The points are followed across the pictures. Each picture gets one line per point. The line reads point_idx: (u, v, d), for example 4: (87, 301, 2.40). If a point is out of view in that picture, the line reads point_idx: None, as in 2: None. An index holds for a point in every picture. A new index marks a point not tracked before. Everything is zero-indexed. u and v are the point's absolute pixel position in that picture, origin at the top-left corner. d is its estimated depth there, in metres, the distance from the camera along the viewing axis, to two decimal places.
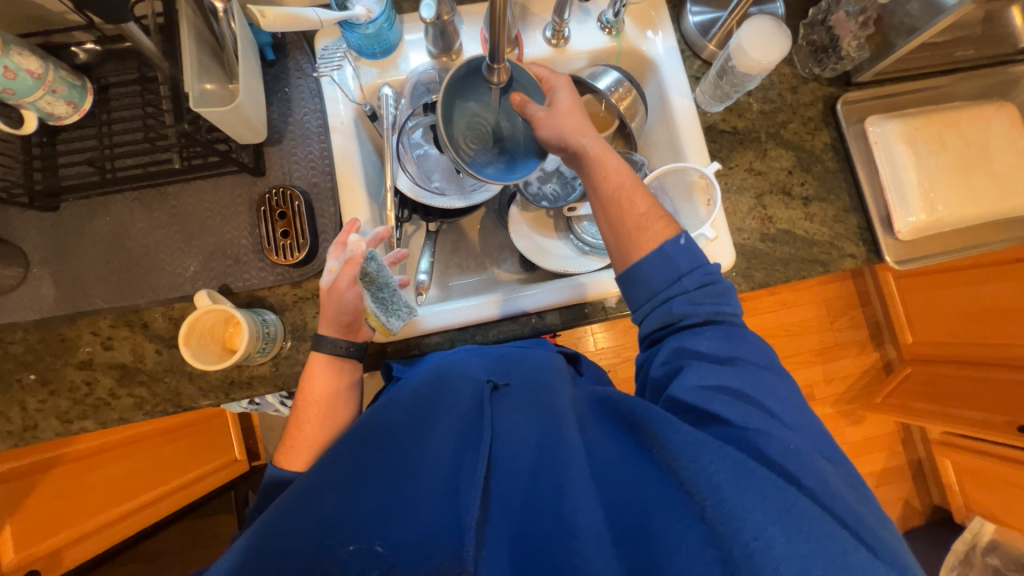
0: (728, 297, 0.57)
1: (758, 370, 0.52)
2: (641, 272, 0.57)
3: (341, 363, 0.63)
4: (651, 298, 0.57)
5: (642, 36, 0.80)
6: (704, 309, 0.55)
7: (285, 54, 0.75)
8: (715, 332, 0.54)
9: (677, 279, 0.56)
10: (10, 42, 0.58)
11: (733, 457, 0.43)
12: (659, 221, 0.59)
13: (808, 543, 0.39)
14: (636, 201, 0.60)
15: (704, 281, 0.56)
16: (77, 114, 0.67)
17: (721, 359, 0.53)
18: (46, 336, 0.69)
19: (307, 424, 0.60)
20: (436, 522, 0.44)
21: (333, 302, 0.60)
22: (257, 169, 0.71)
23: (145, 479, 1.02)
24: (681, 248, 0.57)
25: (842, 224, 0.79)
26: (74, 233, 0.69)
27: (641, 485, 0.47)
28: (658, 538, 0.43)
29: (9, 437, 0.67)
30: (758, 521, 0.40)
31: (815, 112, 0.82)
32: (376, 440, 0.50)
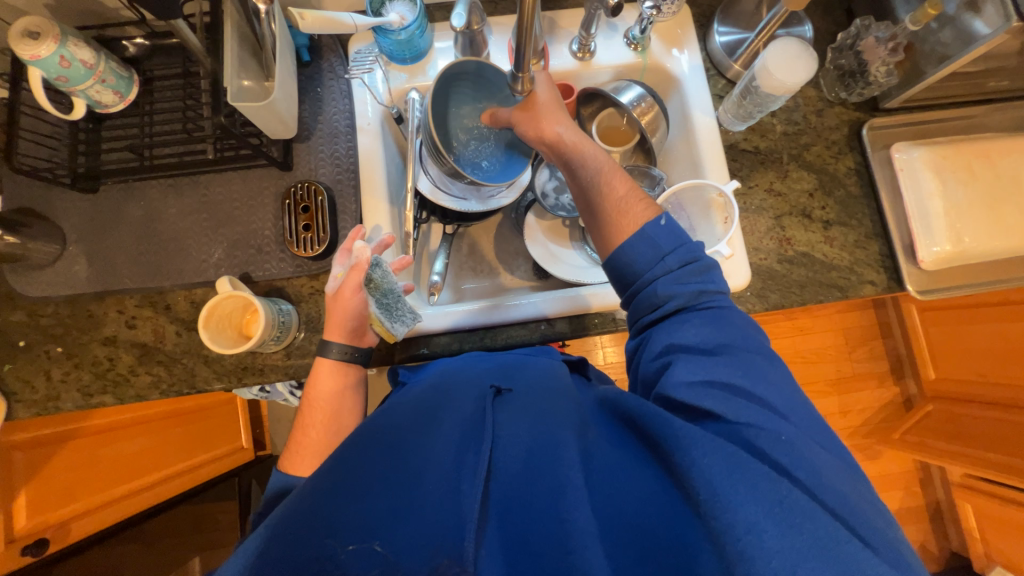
0: (713, 275, 0.57)
1: (748, 355, 0.51)
2: (625, 257, 0.58)
3: (346, 366, 0.64)
4: (633, 283, 0.58)
5: (667, 53, 0.81)
6: (689, 289, 0.55)
7: (320, 56, 0.78)
8: (700, 318, 0.54)
9: (660, 260, 0.57)
10: (68, 34, 0.62)
11: (727, 447, 0.44)
12: (639, 205, 0.60)
13: (800, 536, 0.39)
14: (615, 185, 0.62)
15: (688, 259, 0.57)
16: (123, 104, 0.71)
17: (710, 349, 0.52)
18: (76, 311, 0.72)
19: (313, 430, 0.60)
20: (433, 506, 0.45)
21: (339, 307, 0.63)
22: (285, 164, 0.74)
23: (155, 459, 1.06)
24: (662, 229, 0.58)
25: (863, 250, 0.78)
26: (110, 215, 0.72)
27: (642, 487, 0.47)
28: (653, 538, 0.44)
29: (33, 405, 0.70)
30: (750, 514, 0.40)
31: (840, 136, 0.81)
32: (379, 439, 0.50)
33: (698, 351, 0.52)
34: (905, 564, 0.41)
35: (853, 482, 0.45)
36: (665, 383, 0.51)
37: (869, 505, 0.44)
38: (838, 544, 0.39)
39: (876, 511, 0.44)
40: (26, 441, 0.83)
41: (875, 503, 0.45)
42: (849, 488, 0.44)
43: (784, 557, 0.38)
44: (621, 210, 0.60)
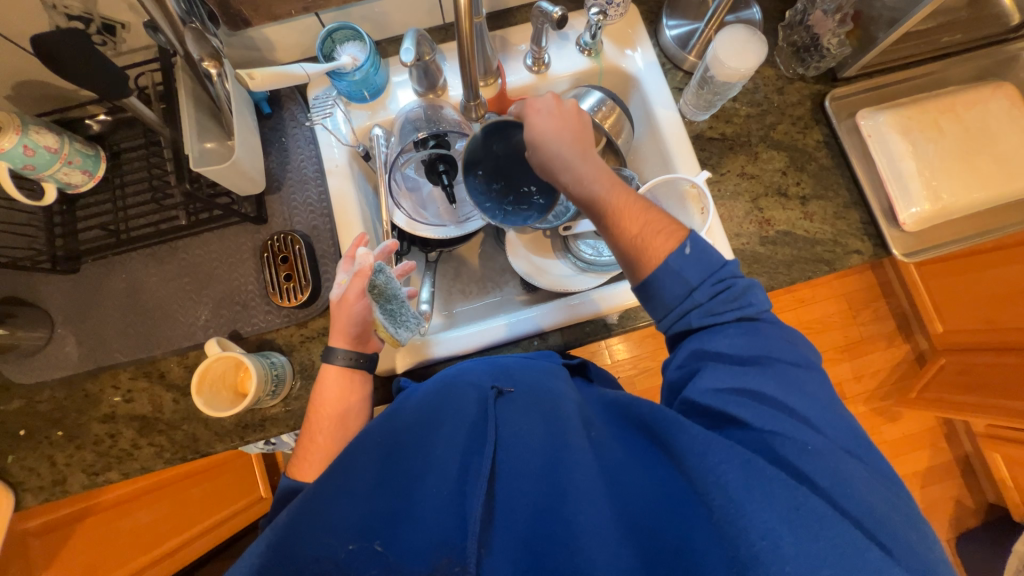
0: (751, 294, 0.53)
1: (786, 367, 0.50)
2: (650, 289, 0.55)
3: (352, 372, 0.62)
4: (666, 315, 0.55)
5: (621, 54, 0.82)
6: (725, 318, 0.52)
7: (281, 106, 0.79)
8: (736, 329, 0.52)
9: (688, 294, 0.53)
10: (28, 122, 0.62)
11: (743, 455, 0.42)
12: (658, 236, 0.55)
13: (818, 543, 0.38)
14: (626, 223, 0.56)
15: (717, 289, 0.53)
16: (92, 181, 0.71)
17: (745, 359, 0.50)
18: (71, 393, 0.72)
19: (320, 436, 0.58)
20: (439, 520, 0.45)
21: (343, 312, 0.61)
22: (259, 218, 0.74)
23: (174, 523, 1.02)
24: (687, 259, 0.53)
25: (844, 220, 0.78)
26: (94, 292, 0.73)
27: (651, 482, 0.47)
28: (667, 538, 0.43)
29: (41, 491, 0.70)
30: (764, 521, 0.39)
31: (804, 111, 0.82)
32: (385, 447, 0.48)
33: (733, 363, 0.50)
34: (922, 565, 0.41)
35: (863, 473, 0.44)
36: (694, 390, 0.50)
37: (883, 497, 0.43)
38: (854, 551, 0.38)
39: (889, 502, 0.43)
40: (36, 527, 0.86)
41: (903, 509, 0.43)
42: (876, 498, 0.43)
43: (801, 568, 0.37)
44: (638, 250, 0.55)
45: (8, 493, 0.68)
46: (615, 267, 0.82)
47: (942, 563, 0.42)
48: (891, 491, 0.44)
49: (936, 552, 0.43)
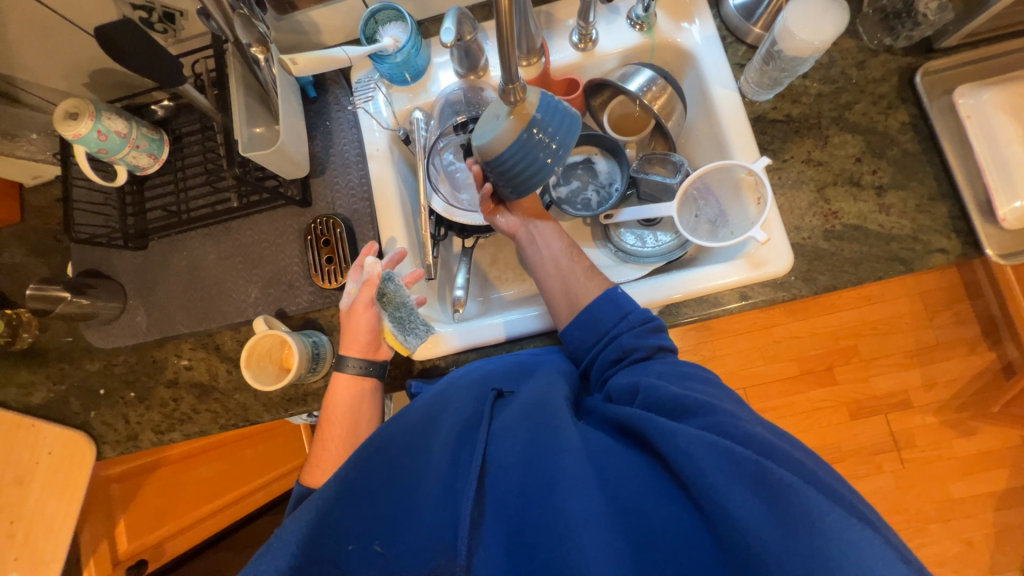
0: (663, 334, 0.59)
1: (706, 382, 0.52)
2: (591, 316, 0.62)
3: (362, 380, 0.65)
4: (601, 338, 0.61)
5: (676, 28, 0.75)
6: (649, 342, 0.57)
7: (325, 90, 0.80)
8: (664, 363, 0.55)
9: (622, 318, 0.60)
10: (101, 109, 0.68)
11: (709, 437, 0.43)
12: (592, 281, 0.66)
13: (786, 512, 0.39)
14: (574, 265, 0.68)
15: (645, 320, 0.60)
16: (157, 164, 0.76)
17: (678, 373, 0.53)
18: (143, 359, 0.79)
19: (330, 442, 0.62)
20: (433, 505, 0.45)
21: (354, 321, 0.65)
22: (304, 201, 0.76)
23: (229, 483, 1.11)
24: (624, 295, 0.62)
25: (928, 214, 0.69)
26: (160, 267, 0.79)
27: (639, 474, 0.45)
28: (654, 535, 0.41)
29: (117, 445, 0.78)
30: (736, 497, 0.40)
31: (888, 88, 0.72)
32: (386, 457, 0.48)
33: (667, 367, 0.54)
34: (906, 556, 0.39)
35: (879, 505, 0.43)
36: (645, 392, 0.50)
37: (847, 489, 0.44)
38: (829, 522, 0.38)
39: None
40: (119, 473, 0.94)
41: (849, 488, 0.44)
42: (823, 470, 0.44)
43: (774, 535, 0.38)
44: (572, 295, 0.65)
45: (91, 444, 0.77)
46: (657, 259, 0.78)
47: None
48: None
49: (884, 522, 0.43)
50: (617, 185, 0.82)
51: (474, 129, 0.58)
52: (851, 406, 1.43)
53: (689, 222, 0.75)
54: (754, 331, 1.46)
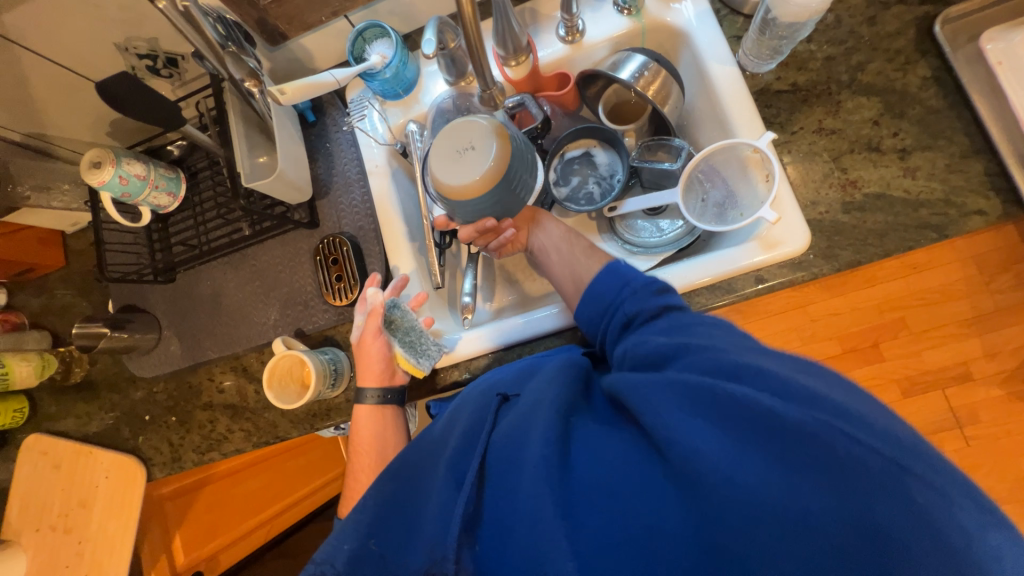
0: (671, 293, 0.55)
1: (704, 326, 0.49)
2: (593, 292, 0.60)
3: (383, 408, 0.67)
4: (607, 309, 0.58)
5: (666, 7, 0.73)
6: (652, 301, 0.54)
7: (323, 113, 0.82)
8: (665, 320, 0.52)
9: (624, 286, 0.57)
10: (121, 155, 0.73)
11: (671, 381, 0.42)
12: (591, 258, 0.66)
13: (760, 446, 0.37)
14: (574, 247, 0.69)
15: (649, 283, 0.56)
16: (176, 202, 0.81)
17: (673, 326, 0.50)
18: (180, 384, 0.84)
19: (361, 475, 0.64)
20: (430, 517, 0.45)
21: (365, 354, 0.68)
22: (312, 223, 0.79)
23: (275, 492, 1.15)
24: (627, 267, 0.60)
25: (960, 174, 0.63)
26: (188, 297, 0.84)
27: (622, 444, 0.43)
28: (633, 502, 0.39)
29: (164, 466, 0.83)
30: (702, 442, 0.38)
31: (905, 42, 0.66)
32: (401, 477, 0.50)
33: (666, 322, 0.51)
34: (896, 443, 0.36)
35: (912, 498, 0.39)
36: (632, 353, 0.50)
37: (844, 392, 0.40)
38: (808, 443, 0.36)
39: (986, 527, 0.35)
40: (173, 492, 1.02)
41: (843, 386, 0.41)
42: (810, 375, 0.41)
43: (756, 486, 0.36)
44: (577, 277, 0.66)
45: (141, 468, 0.83)
46: (667, 248, 0.76)
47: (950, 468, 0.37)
48: (994, 518, 0.36)
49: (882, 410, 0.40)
50: (619, 175, 0.80)
51: (448, 168, 0.59)
52: (901, 383, 1.34)
53: (696, 207, 0.73)
54: (788, 312, 1.38)
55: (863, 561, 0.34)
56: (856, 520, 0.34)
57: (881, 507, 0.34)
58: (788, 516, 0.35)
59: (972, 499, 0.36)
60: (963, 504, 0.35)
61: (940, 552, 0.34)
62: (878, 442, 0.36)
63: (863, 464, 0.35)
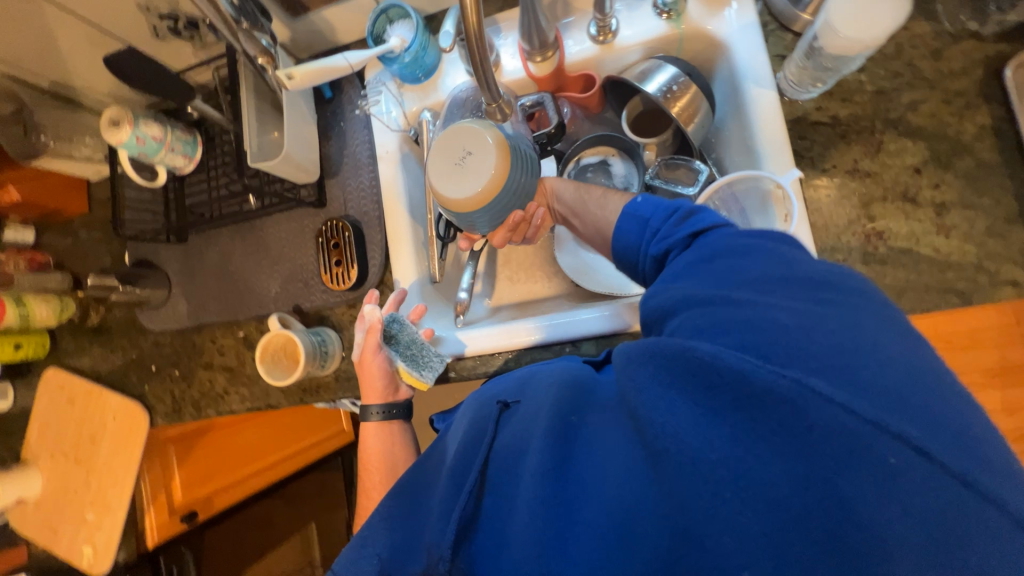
0: (703, 213, 0.49)
1: (723, 266, 0.42)
2: (619, 244, 0.55)
3: (388, 423, 0.69)
4: (637, 255, 0.53)
5: (709, 14, 0.67)
6: (678, 236, 0.48)
7: (341, 90, 0.81)
8: (690, 256, 0.45)
9: (645, 227, 0.53)
10: (139, 115, 0.73)
11: (654, 354, 0.37)
12: (615, 196, 0.62)
13: (757, 436, 0.32)
14: (593, 190, 0.64)
15: (671, 214, 0.51)
16: (192, 164, 0.82)
17: (693, 269, 0.43)
18: (185, 341, 0.88)
19: (373, 492, 0.66)
20: (429, 527, 0.43)
21: (367, 370, 0.68)
22: (319, 202, 0.79)
23: (274, 443, 1.23)
24: (642, 203, 0.55)
25: (999, 239, 0.58)
26: (198, 260, 0.86)
27: (618, 437, 0.39)
28: (623, 498, 0.36)
29: (166, 414, 0.88)
30: (689, 427, 0.34)
31: (968, 83, 0.60)
32: (407, 486, 0.49)
33: (693, 257, 0.44)
34: (884, 396, 0.31)
35: None
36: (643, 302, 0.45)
37: (865, 341, 0.33)
38: (816, 439, 0.30)
39: None
40: (175, 435, 1.03)
41: (845, 330, 0.34)
42: (808, 322, 0.35)
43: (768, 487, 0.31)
44: (601, 226, 0.61)
45: (144, 413, 0.89)
46: None
47: (953, 417, 0.31)
48: None
49: (891, 352, 0.33)
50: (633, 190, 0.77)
51: (461, 184, 0.58)
52: None
53: None
54: None
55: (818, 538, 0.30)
56: (826, 502, 0.30)
57: (849, 475, 0.30)
58: (764, 495, 0.31)
59: (972, 457, 0.30)
60: (951, 465, 0.30)
61: (919, 519, 0.29)
62: (855, 398, 0.31)
63: (831, 428, 0.30)
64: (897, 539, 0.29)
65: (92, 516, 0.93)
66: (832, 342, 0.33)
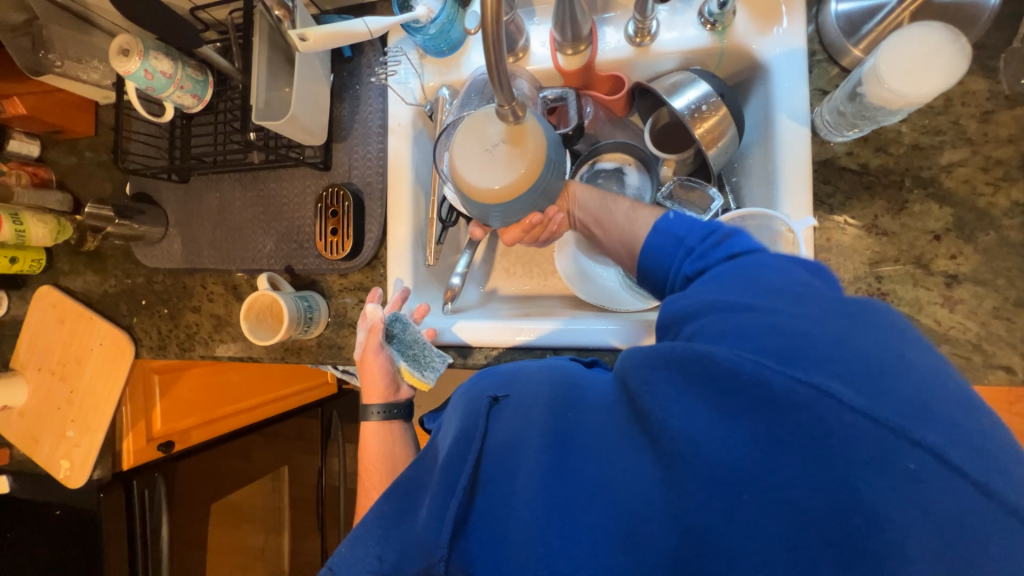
0: (740, 236, 0.48)
1: (747, 277, 0.41)
2: (647, 262, 0.54)
3: (390, 422, 0.68)
4: (668, 275, 0.52)
5: (756, 32, 0.62)
6: (713, 257, 0.47)
7: (361, 51, 0.77)
8: (720, 267, 0.45)
9: (680, 245, 0.51)
10: (149, 47, 0.70)
11: (668, 355, 0.37)
12: (645, 210, 0.58)
13: (772, 440, 0.32)
14: (619, 204, 0.61)
15: (707, 233, 0.50)
16: (201, 105, 0.79)
17: (716, 278, 0.43)
18: (176, 282, 0.88)
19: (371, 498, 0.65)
20: (421, 528, 0.43)
21: (370, 371, 0.68)
22: (325, 166, 0.77)
23: (253, 387, 1.28)
24: (675, 219, 0.53)
25: (1003, 322, 0.56)
26: (197, 203, 0.85)
27: (622, 438, 0.39)
28: (631, 490, 0.36)
29: (151, 349, 0.90)
30: (702, 429, 0.34)
31: (1012, 153, 0.57)
32: (404, 483, 0.48)
33: (724, 270, 0.44)
34: (907, 407, 0.31)
35: None
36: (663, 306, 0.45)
37: (884, 349, 0.34)
38: (824, 448, 0.31)
39: None
40: (160, 366, 1.07)
41: (865, 342, 0.34)
42: (831, 336, 0.35)
43: (780, 491, 0.31)
44: (627, 239, 0.58)
45: (131, 345, 0.91)
46: None
47: (968, 423, 0.32)
48: None
49: (910, 355, 0.33)
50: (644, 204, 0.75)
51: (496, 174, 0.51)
52: None
53: None
54: None
55: (834, 540, 0.30)
56: (849, 509, 0.30)
57: (872, 482, 0.30)
58: (778, 498, 0.31)
59: (988, 461, 0.31)
60: (969, 472, 0.30)
61: (935, 524, 0.29)
62: (874, 406, 0.31)
63: (847, 436, 0.31)
64: (904, 548, 0.29)
65: (72, 433, 0.98)
66: (852, 348, 0.33)
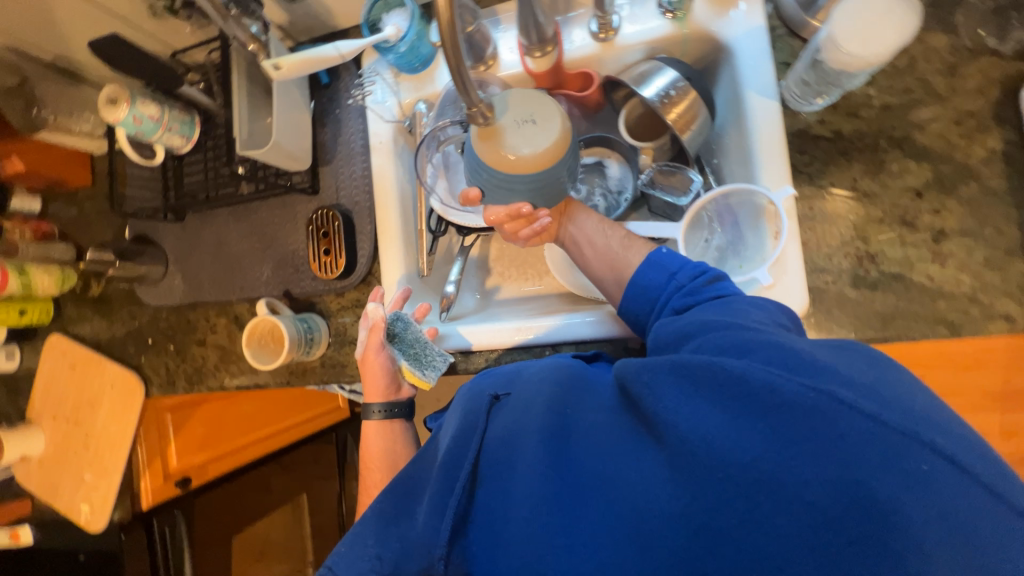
0: (726, 283, 0.52)
1: (739, 310, 0.45)
2: (636, 289, 0.56)
3: (390, 422, 0.70)
4: (653, 307, 0.55)
5: (715, 15, 0.64)
6: (703, 298, 0.50)
7: (338, 77, 0.80)
8: (709, 305, 0.48)
9: (670, 278, 0.54)
10: (136, 94, 0.73)
11: (676, 364, 0.39)
12: (638, 243, 0.61)
13: (774, 437, 0.33)
14: (612, 233, 0.63)
15: (699, 272, 0.53)
16: (189, 144, 0.81)
17: (712, 312, 0.46)
18: (180, 318, 0.90)
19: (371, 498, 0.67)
20: (422, 528, 0.43)
21: (370, 371, 0.70)
22: (313, 189, 0.79)
23: (266, 417, 1.25)
24: (666, 255, 0.56)
25: (996, 271, 0.56)
26: (193, 239, 0.88)
27: (624, 436, 0.39)
28: (631, 489, 0.36)
29: (160, 387, 0.91)
30: (710, 428, 0.35)
31: (981, 104, 0.57)
32: (403, 484, 0.48)
33: (715, 308, 0.47)
34: (895, 411, 0.34)
35: None
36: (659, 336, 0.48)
37: (871, 373, 0.36)
38: (825, 440, 0.32)
39: None
40: (173, 404, 1.06)
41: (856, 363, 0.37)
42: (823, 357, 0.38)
43: (778, 485, 0.32)
44: (617, 266, 0.60)
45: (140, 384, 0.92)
46: None
47: (960, 432, 0.34)
48: None
49: (896, 379, 0.37)
50: (627, 193, 0.76)
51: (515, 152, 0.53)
52: None
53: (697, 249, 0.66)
54: None
55: (857, 539, 0.31)
56: (844, 505, 0.31)
57: (885, 480, 0.31)
58: (779, 489, 0.32)
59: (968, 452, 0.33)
60: (954, 466, 0.32)
61: (930, 511, 0.31)
62: (871, 410, 0.33)
63: (847, 431, 0.33)
64: (891, 535, 0.31)
65: (90, 476, 1.00)
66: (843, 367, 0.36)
